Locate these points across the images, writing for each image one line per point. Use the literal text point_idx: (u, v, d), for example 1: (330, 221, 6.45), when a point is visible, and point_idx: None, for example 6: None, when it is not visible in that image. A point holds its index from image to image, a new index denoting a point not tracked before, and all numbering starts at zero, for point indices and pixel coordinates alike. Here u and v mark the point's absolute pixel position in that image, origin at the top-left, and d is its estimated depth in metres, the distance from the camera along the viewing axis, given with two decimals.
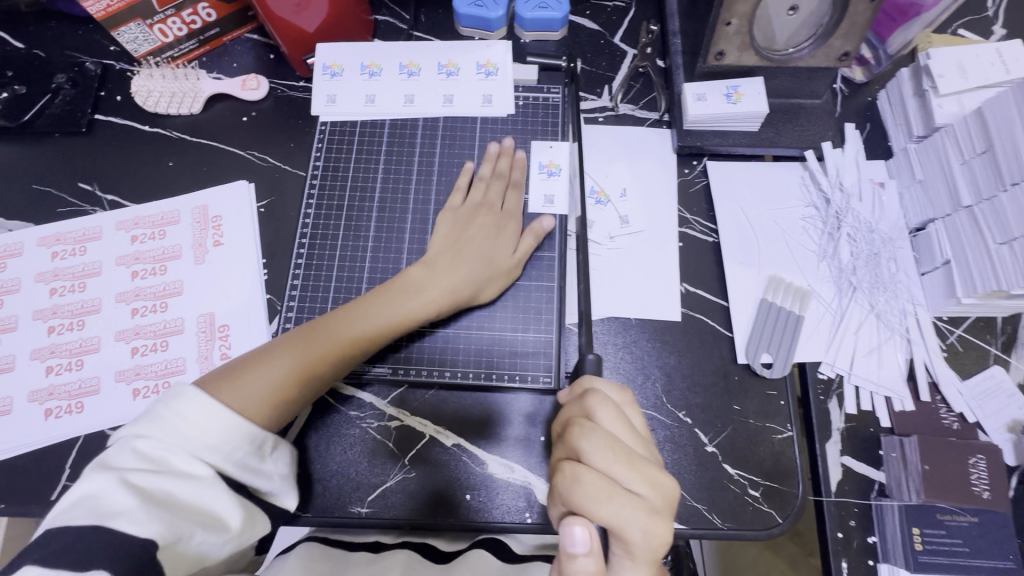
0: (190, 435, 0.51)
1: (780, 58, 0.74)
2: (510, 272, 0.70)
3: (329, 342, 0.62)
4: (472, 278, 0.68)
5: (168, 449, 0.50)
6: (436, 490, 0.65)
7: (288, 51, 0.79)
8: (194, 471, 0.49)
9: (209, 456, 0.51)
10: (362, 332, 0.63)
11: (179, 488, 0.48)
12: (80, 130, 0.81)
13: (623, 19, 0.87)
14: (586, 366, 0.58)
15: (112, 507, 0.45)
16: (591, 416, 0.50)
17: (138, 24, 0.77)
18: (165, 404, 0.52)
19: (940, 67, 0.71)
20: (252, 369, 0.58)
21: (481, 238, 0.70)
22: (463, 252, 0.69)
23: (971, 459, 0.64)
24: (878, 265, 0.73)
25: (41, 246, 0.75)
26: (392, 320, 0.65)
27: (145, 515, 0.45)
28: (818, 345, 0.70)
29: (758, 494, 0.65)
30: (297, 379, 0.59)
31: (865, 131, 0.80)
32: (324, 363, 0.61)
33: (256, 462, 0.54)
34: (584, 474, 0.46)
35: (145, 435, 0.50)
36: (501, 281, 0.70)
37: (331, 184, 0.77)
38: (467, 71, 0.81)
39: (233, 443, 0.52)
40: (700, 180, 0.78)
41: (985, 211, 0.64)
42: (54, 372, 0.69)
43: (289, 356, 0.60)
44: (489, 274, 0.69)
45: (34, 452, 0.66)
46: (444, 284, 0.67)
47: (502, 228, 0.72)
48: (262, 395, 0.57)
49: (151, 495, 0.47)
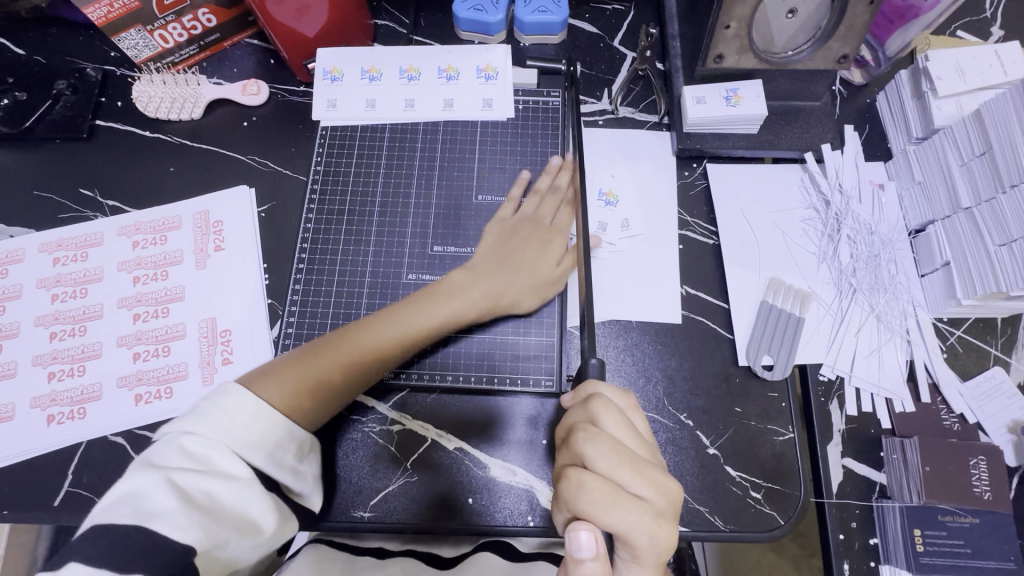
0: (235, 435, 0.50)
1: (778, 61, 0.74)
2: (548, 286, 0.70)
3: (368, 343, 0.63)
4: (513, 288, 0.69)
5: (211, 448, 0.48)
6: (439, 494, 0.66)
7: (289, 57, 0.80)
8: (234, 472, 0.48)
9: (249, 456, 0.50)
10: (402, 335, 0.64)
11: (219, 489, 0.47)
12: (81, 136, 0.81)
13: (623, 22, 0.87)
14: (587, 372, 0.57)
15: (155, 508, 0.44)
16: (596, 421, 0.50)
17: (138, 30, 0.77)
18: (212, 400, 0.51)
19: (938, 70, 0.71)
20: (292, 365, 0.59)
21: (526, 252, 0.70)
22: (505, 263, 0.70)
23: (972, 460, 0.64)
24: (878, 266, 0.74)
25: (42, 252, 0.75)
26: (430, 324, 0.65)
27: (185, 519, 0.44)
28: (819, 347, 0.70)
29: (760, 495, 0.65)
30: (332, 374, 0.60)
31: (864, 133, 0.81)
32: (360, 361, 0.62)
33: (289, 466, 0.54)
34: (589, 480, 0.46)
35: (192, 431, 0.49)
36: (539, 293, 0.70)
37: (332, 189, 0.77)
38: (467, 75, 0.81)
39: (273, 442, 0.52)
40: (700, 183, 0.78)
41: (984, 213, 0.64)
42: (56, 377, 0.69)
43: (330, 353, 0.61)
44: (528, 287, 0.69)
45: (37, 458, 0.66)
46: (485, 289, 0.68)
47: (552, 238, 0.72)
48: (296, 388, 0.58)
49: (190, 496, 0.46)
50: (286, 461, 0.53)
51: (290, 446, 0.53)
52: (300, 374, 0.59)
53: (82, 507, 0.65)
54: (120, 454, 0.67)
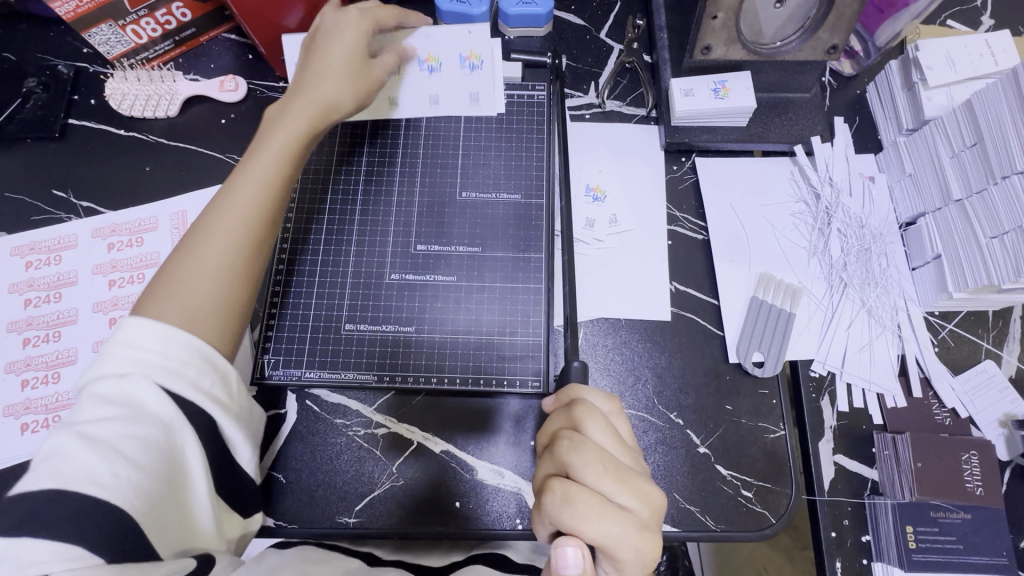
0: (149, 367, 0.47)
1: (767, 52, 0.72)
2: (365, 57, 0.65)
3: (223, 204, 0.56)
4: (326, 86, 0.63)
5: (127, 386, 0.45)
6: (425, 498, 0.64)
7: (266, 53, 0.78)
8: (156, 409, 0.45)
9: (171, 387, 0.46)
10: (259, 166, 0.58)
11: (146, 433, 0.44)
12: (53, 136, 0.78)
13: (609, 14, 0.85)
14: (571, 374, 0.58)
15: (71, 465, 0.41)
16: (580, 428, 0.48)
17: (109, 25, 0.74)
18: (114, 341, 0.48)
19: (928, 60, 0.70)
20: (167, 281, 0.52)
21: (319, 54, 0.64)
22: (303, 80, 0.64)
23: (964, 455, 0.63)
24: (869, 260, 0.73)
25: (14, 256, 0.73)
26: (272, 149, 0.59)
27: (108, 472, 0.41)
28: (810, 343, 0.69)
29: (751, 494, 0.64)
30: (222, 263, 0.54)
31: (854, 125, 0.80)
32: (240, 231, 0.55)
33: (223, 401, 0.50)
34: (574, 491, 0.45)
35: (102, 376, 0.46)
36: (369, 72, 0.66)
37: (311, 187, 0.75)
38: (448, 63, 0.75)
39: (192, 362, 0.48)
40: (689, 177, 0.77)
41: (975, 204, 0.63)
42: (29, 385, 0.67)
43: (196, 238, 0.54)
44: (343, 76, 0.64)
45: (11, 468, 0.65)
46: (300, 99, 0.62)
47: (348, 17, 0.65)
48: (188, 302, 0.51)
49: (111, 444, 0.42)
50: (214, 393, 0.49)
51: (219, 378, 0.50)
52: (186, 276, 0.52)
53: None
54: None
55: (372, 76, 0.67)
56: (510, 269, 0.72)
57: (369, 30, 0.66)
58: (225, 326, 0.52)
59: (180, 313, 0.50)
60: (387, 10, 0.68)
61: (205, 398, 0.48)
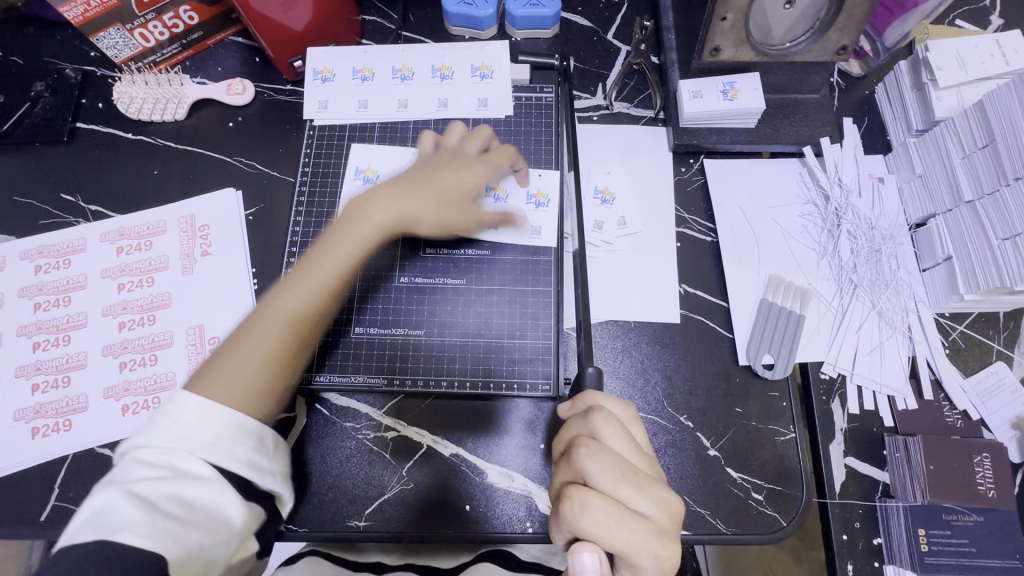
0: (191, 437, 0.47)
1: (776, 53, 0.72)
2: (462, 198, 0.65)
3: (297, 290, 0.56)
4: (420, 200, 0.62)
5: (171, 454, 0.46)
6: (435, 501, 0.64)
7: (274, 55, 0.77)
8: (200, 473, 0.46)
9: (213, 455, 0.47)
10: (335, 263, 0.57)
11: (190, 494, 0.45)
12: (61, 140, 0.78)
13: (617, 15, 0.85)
14: (587, 380, 0.57)
15: (116, 521, 0.42)
16: (598, 435, 0.48)
17: (117, 28, 0.75)
18: (160, 410, 0.49)
19: (938, 60, 0.70)
20: (224, 354, 0.53)
21: (434, 172, 0.64)
22: (404, 181, 0.63)
23: (976, 457, 0.63)
24: (878, 262, 0.72)
25: (23, 259, 0.73)
26: (355, 248, 0.59)
27: (151, 527, 0.43)
28: (819, 345, 0.69)
29: (762, 497, 0.64)
30: (276, 353, 0.54)
31: (863, 126, 0.79)
32: (300, 323, 0.55)
33: (265, 467, 0.50)
34: (592, 499, 0.44)
35: (145, 444, 0.47)
36: (461, 207, 0.65)
37: (320, 191, 0.75)
38: (515, 199, 0.73)
39: (235, 437, 0.49)
40: (697, 179, 0.77)
41: (987, 205, 0.63)
42: (39, 390, 0.67)
43: (263, 317, 0.55)
44: (442, 195, 0.63)
45: (23, 471, 0.65)
46: (396, 209, 0.61)
47: (471, 164, 0.66)
48: (236, 382, 0.51)
49: (156, 504, 0.44)
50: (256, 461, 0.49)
51: (261, 447, 0.50)
52: (244, 358, 0.53)
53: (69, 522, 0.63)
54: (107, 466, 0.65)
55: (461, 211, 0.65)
56: (519, 272, 0.72)
57: (489, 170, 0.67)
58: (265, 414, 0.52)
59: (229, 389, 0.51)
60: (504, 153, 0.68)
61: (248, 468, 0.49)
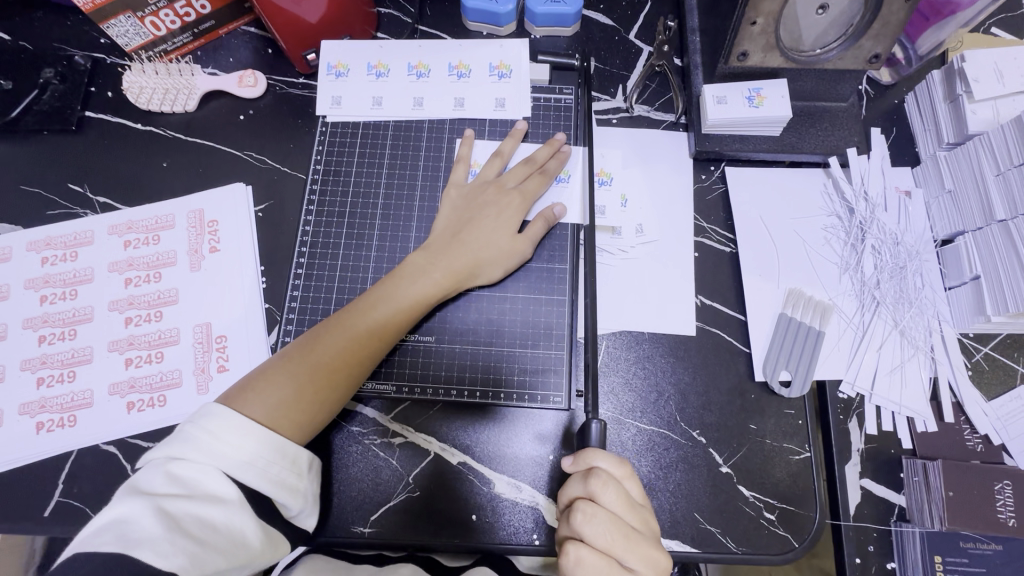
0: (224, 455, 0.50)
1: (806, 60, 0.70)
2: (505, 247, 0.68)
3: (353, 333, 0.61)
4: (473, 262, 0.66)
5: (200, 472, 0.49)
6: (441, 511, 0.63)
7: (287, 46, 0.75)
8: (223, 494, 0.48)
9: (239, 476, 0.50)
10: (387, 314, 0.63)
11: (212, 515, 0.47)
12: (70, 129, 0.77)
13: (639, 14, 0.82)
14: (590, 433, 0.56)
15: (139, 535, 0.44)
16: (595, 497, 0.51)
17: (127, 16, 0.73)
18: (194, 422, 0.51)
19: (975, 72, 0.67)
20: (274, 376, 0.58)
21: (480, 221, 0.68)
22: (459, 236, 0.67)
23: (997, 485, 0.62)
24: (903, 279, 0.70)
25: (29, 251, 0.72)
26: (410, 301, 0.64)
27: (169, 546, 0.44)
28: (839, 363, 0.67)
29: (774, 517, 0.63)
30: (322, 387, 0.59)
31: (891, 136, 0.77)
32: (350, 363, 0.60)
33: (287, 483, 0.53)
34: (586, 556, 0.49)
35: (179, 457, 0.49)
36: (508, 257, 0.68)
37: (333, 189, 0.74)
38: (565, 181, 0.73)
39: (266, 458, 0.52)
40: (718, 187, 0.74)
41: (1020, 226, 0.60)
42: (44, 384, 0.67)
43: (314, 351, 0.60)
44: (494, 254, 0.67)
45: (28, 465, 0.64)
46: (448, 264, 0.66)
47: (509, 199, 0.69)
48: (287, 405, 0.56)
49: (180, 522, 0.46)
50: (280, 479, 0.52)
51: (285, 466, 0.53)
52: (287, 381, 0.57)
53: (75, 519, 0.63)
54: (113, 463, 0.65)
55: (507, 258, 0.68)
56: (534, 278, 0.70)
57: (522, 213, 0.69)
58: (299, 435, 0.57)
59: (273, 411, 0.56)
60: (537, 179, 0.71)
61: (272, 485, 0.51)
